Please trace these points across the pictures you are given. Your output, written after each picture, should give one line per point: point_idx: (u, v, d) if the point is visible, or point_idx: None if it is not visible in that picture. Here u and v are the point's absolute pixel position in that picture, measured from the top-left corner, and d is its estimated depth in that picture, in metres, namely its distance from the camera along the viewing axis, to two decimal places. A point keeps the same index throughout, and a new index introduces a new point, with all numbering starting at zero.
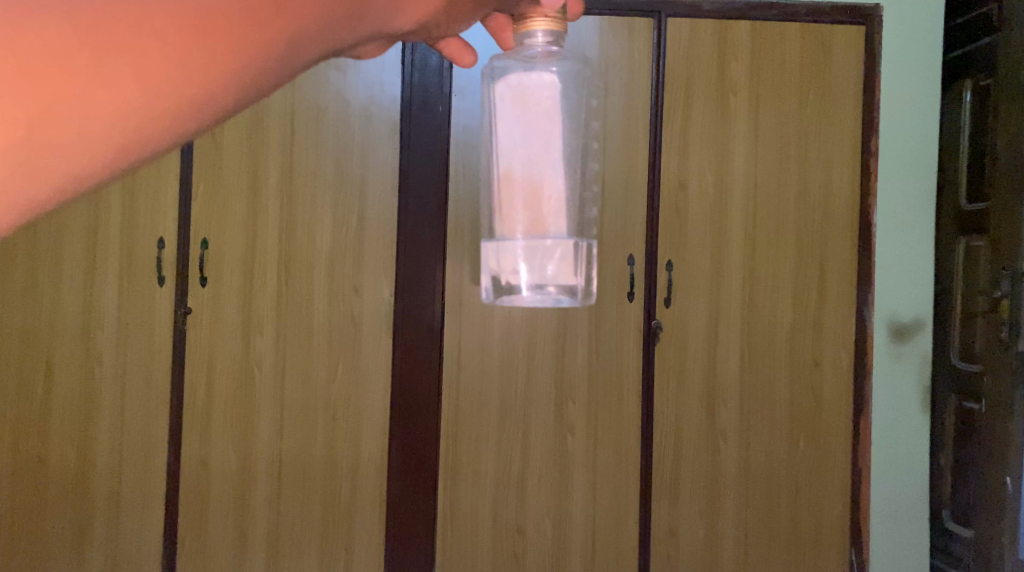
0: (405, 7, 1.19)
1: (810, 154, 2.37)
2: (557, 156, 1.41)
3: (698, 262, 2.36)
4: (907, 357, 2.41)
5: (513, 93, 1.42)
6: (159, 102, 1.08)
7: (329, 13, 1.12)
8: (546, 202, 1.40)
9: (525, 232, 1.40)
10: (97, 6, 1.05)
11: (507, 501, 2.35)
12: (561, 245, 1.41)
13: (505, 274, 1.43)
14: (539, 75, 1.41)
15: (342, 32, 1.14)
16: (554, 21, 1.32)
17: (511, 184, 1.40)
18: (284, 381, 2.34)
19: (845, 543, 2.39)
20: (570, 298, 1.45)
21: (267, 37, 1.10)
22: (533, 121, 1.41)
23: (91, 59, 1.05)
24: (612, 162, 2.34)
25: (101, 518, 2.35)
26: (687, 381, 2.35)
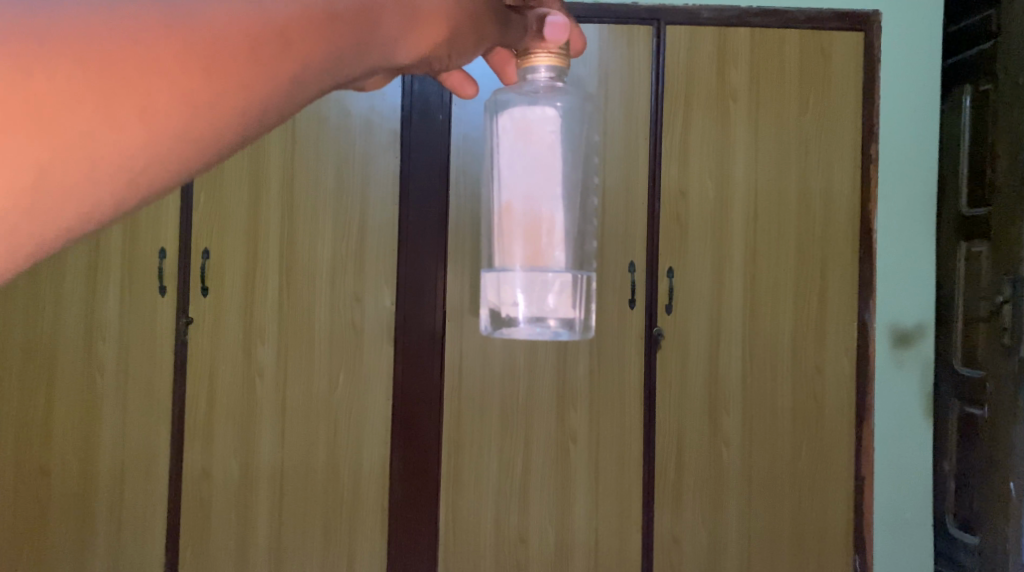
0: (407, 41, 1.17)
1: (810, 160, 2.37)
2: (558, 190, 1.38)
3: (699, 269, 2.36)
4: (909, 364, 2.42)
5: (516, 125, 1.39)
6: (165, 140, 1.06)
7: (334, 47, 1.11)
8: (546, 237, 1.37)
9: (526, 264, 1.37)
10: (101, 47, 1.03)
11: (509, 509, 2.34)
12: (561, 276, 1.37)
13: (503, 306, 1.38)
14: (542, 110, 1.38)
15: (347, 65, 1.13)
16: (557, 57, 1.34)
17: (512, 218, 1.37)
18: (286, 390, 2.34)
19: (848, 549, 2.39)
20: (569, 332, 1.37)
21: (272, 72, 1.09)
22: (536, 155, 1.38)
23: (97, 100, 1.04)
24: (612, 170, 2.34)
25: (103, 527, 2.34)
26: (688, 388, 2.35)
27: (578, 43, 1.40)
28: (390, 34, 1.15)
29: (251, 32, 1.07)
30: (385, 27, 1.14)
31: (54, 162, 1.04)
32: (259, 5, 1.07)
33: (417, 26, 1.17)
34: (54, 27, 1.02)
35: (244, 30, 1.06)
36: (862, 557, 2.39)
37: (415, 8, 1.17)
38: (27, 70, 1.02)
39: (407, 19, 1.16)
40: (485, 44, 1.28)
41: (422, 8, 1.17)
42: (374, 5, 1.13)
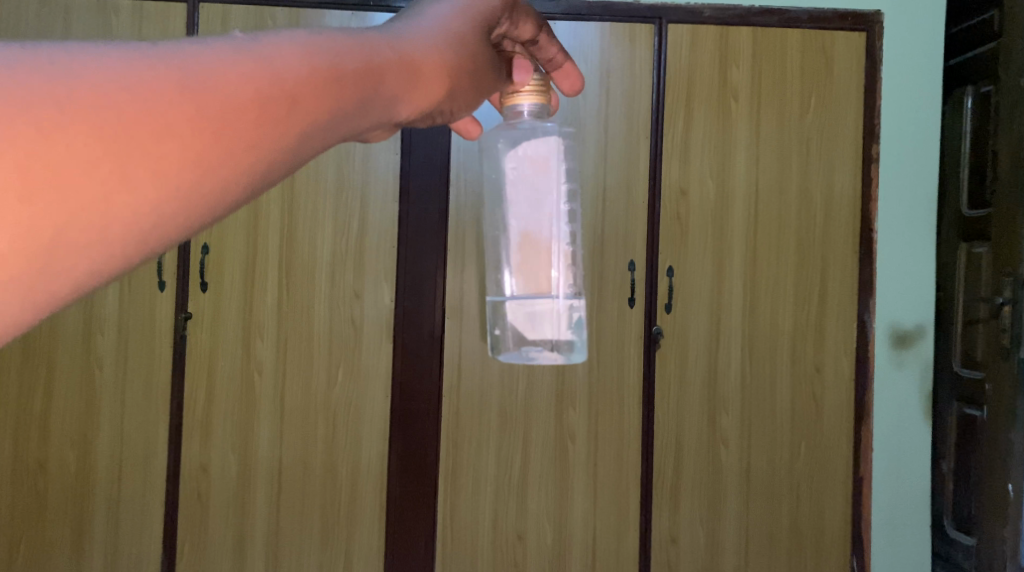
0: (413, 95, 1.12)
1: (811, 160, 2.37)
2: (558, 220, 1.36)
3: (699, 268, 2.35)
4: (908, 364, 2.40)
5: (521, 161, 1.36)
6: (174, 198, 1.00)
7: (341, 106, 1.06)
8: (536, 261, 1.33)
9: (523, 289, 1.33)
10: (110, 106, 0.97)
11: (507, 508, 2.34)
12: (555, 304, 1.32)
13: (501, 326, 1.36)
14: (541, 142, 1.36)
15: (352, 119, 1.08)
16: (535, 94, 1.29)
17: (519, 249, 1.34)
18: (284, 387, 2.34)
19: (846, 551, 2.38)
20: (564, 357, 1.32)
21: (281, 129, 1.03)
22: (539, 188, 1.36)
23: (105, 160, 0.97)
24: (614, 168, 2.34)
25: (101, 523, 2.34)
26: (687, 387, 2.35)
27: (570, 83, 1.40)
28: (396, 89, 1.11)
29: (262, 91, 1.02)
30: (391, 84, 1.10)
31: (59, 226, 0.97)
32: (269, 63, 1.03)
33: (421, 81, 1.12)
34: (64, 86, 0.96)
35: (254, 89, 1.02)
36: (859, 557, 2.39)
37: (420, 61, 1.12)
38: (41, 130, 0.96)
39: (412, 75, 1.12)
40: (485, 91, 1.24)
41: (426, 66, 1.13)
42: (380, 61, 1.09)
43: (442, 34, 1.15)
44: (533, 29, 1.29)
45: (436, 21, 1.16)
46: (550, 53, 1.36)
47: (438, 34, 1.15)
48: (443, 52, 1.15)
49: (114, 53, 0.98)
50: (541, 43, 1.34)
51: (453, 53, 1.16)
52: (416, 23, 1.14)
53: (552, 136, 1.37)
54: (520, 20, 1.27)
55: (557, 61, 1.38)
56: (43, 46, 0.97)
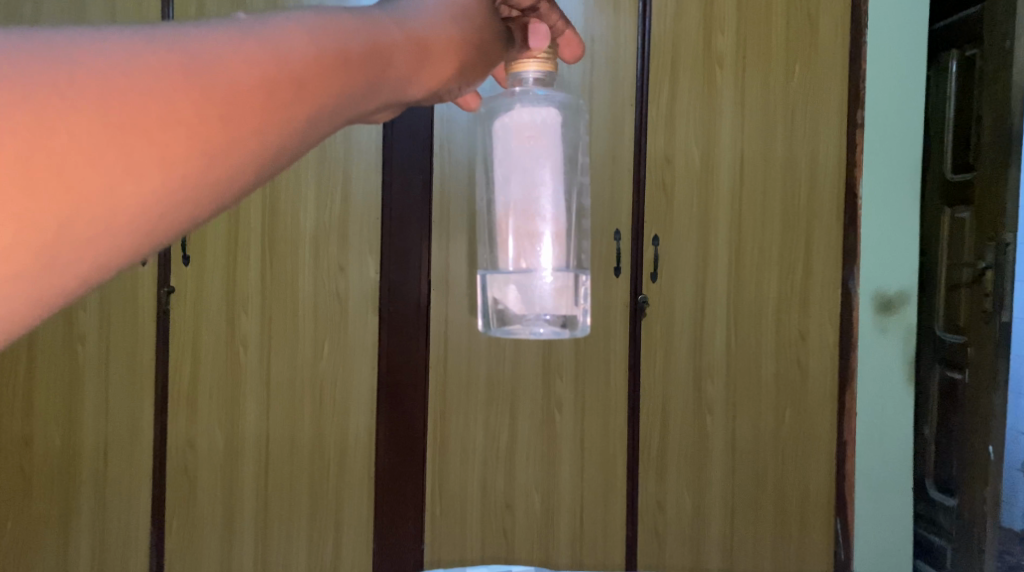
0: (419, 75, 1.10)
1: (795, 126, 2.36)
2: (548, 193, 1.31)
3: (684, 237, 2.35)
4: (892, 331, 2.41)
5: (511, 132, 1.32)
6: (182, 187, 0.99)
7: (347, 89, 1.05)
8: (526, 238, 1.31)
9: (519, 262, 1.31)
10: (114, 94, 0.96)
11: (495, 477, 2.36)
12: (558, 277, 1.32)
13: (503, 300, 1.33)
14: (533, 113, 1.31)
15: (358, 103, 1.07)
16: (544, 64, 1.27)
17: (508, 221, 1.31)
18: (269, 361, 2.33)
19: (830, 514, 2.41)
20: (563, 331, 1.33)
21: (289, 115, 1.02)
22: (527, 160, 1.31)
23: (110, 149, 0.96)
24: (598, 137, 2.33)
25: (88, 499, 2.34)
26: (673, 356, 2.36)
27: (572, 50, 1.38)
28: (403, 70, 1.09)
29: (267, 76, 1.01)
30: (397, 64, 1.08)
31: (64, 218, 0.96)
32: (274, 47, 1.01)
33: (427, 60, 1.10)
34: (69, 77, 0.96)
35: (261, 74, 1.00)
36: (843, 519, 2.41)
37: (425, 41, 1.10)
38: (47, 122, 0.95)
39: (417, 55, 1.09)
40: (490, 66, 1.20)
41: (432, 45, 1.11)
42: (385, 42, 1.07)
43: (447, 13, 1.13)
44: None
45: None
46: (551, 21, 1.32)
47: (441, 11, 1.12)
48: (449, 30, 1.12)
49: (118, 41, 0.98)
50: (542, 12, 1.30)
51: (458, 30, 1.13)
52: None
53: (550, 109, 1.32)
54: None
55: (558, 28, 1.34)
56: (42, 33, 0.96)
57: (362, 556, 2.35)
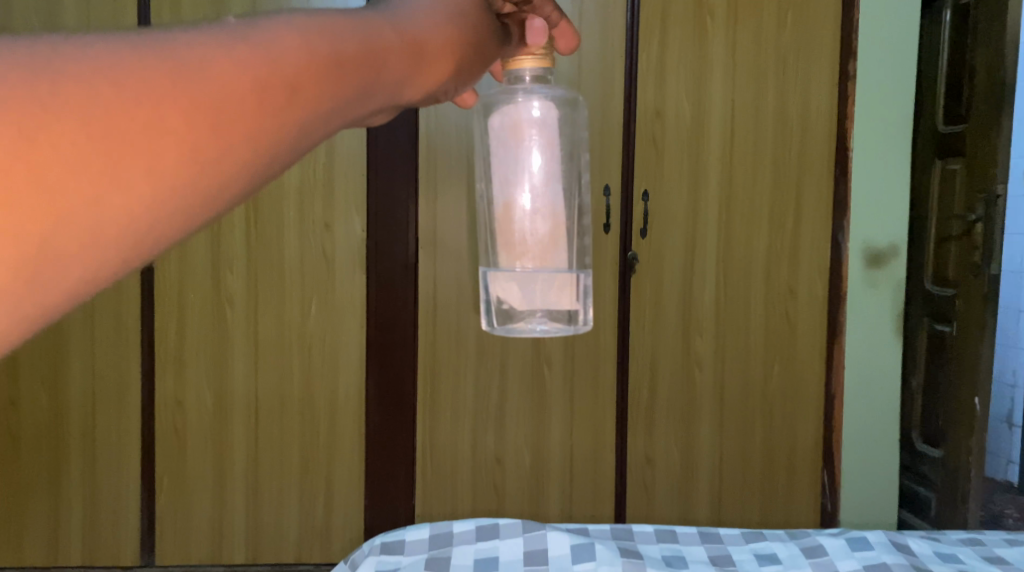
0: (421, 76, 0.76)
1: (787, 78, 2.33)
2: (555, 197, 1.02)
3: (674, 192, 2.33)
4: (882, 284, 2.41)
5: (509, 127, 1.01)
6: (92, 249, 0.62)
7: (334, 105, 0.69)
8: (534, 243, 1.01)
9: (513, 264, 1.02)
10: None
11: (485, 433, 2.36)
12: (563, 274, 1.03)
13: (506, 299, 1.04)
14: (533, 105, 1.01)
15: (345, 120, 0.72)
16: (543, 60, 0.98)
17: (508, 229, 1.01)
18: (257, 320, 2.31)
19: (817, 465, 2.44)
20: (570, 328, 1.07)
21: (261, 142, 0.67)
22: (530, 160, 1.01)
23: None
24: (587, 90, 2.29)
25: (77, 461, 2.32)
26: (663, 312, 2.35)
27: (567, 43, 1.05)
28: (403, 76, 0.74)
29: (220, 90, 0.64)
30: (395, 66, 0.73)
31: None
32: (245, 44, 0.66)
33: (427, 59, 0.76)
34: None
35: (224, 83, 0.64)
36: (830, 471, 2.44)
37: (426, 38, 0.76)
38: None
39: (416, 54, 0.75)
40: (484, 69, 0.87)
41: (432, 42, 0.76)
42: (378, 39, 0.72)
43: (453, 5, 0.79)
44: None
45: None
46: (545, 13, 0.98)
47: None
48: (451, 21, 0.78)
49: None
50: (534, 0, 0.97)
51: (464, 20, 0.79)
52: None
53: (547, 97, 1.02)
54: None
55: (553, 21, 1.01)
56: None
57: (354, 512, 2.36)
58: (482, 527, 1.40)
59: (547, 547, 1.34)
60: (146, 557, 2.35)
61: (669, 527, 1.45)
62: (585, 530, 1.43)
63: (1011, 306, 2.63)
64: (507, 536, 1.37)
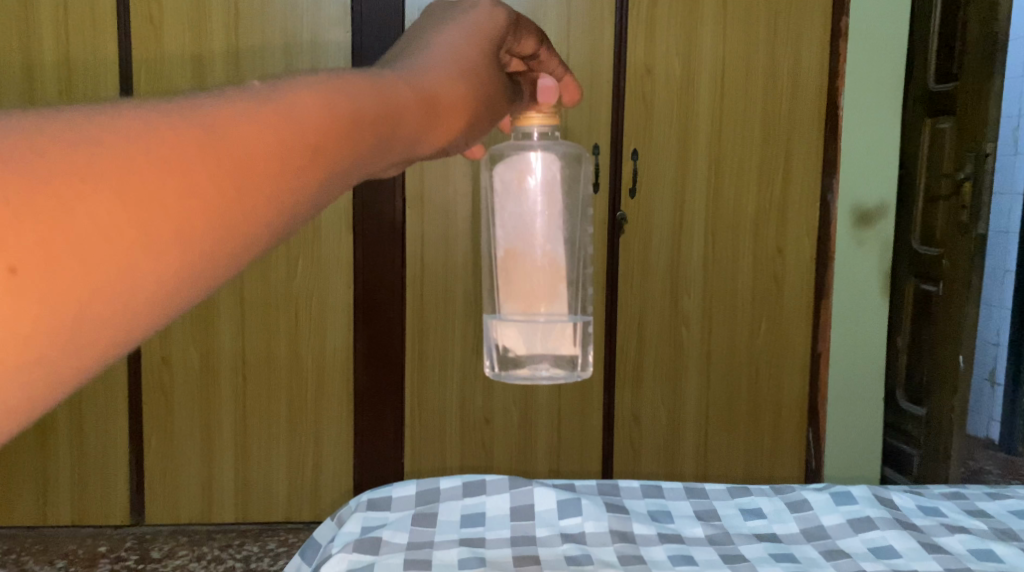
0: (432, 131, 0.79)
1: (778, 35, 2.30)
2: (555, 246, 1.08)
3: (663, 151, 2.31)
4: (869, 243, 2.43)
5: (514, 179, 1.08)
6: (131, 305, 0.60)
7: (363, 155, 0.71)
8: (535, 286, 1.07)
9: (515, 309, 1.08)
10: (44, 169, 0.57)
11: (474, 392, 2.37)
12: (562, 323, 1.09)
13: (511, 346, 1.10)
14: (536, 160, 1.08)
15: (363, 172, 0.73)
16: (551, 117, 1.02)
17: (511, 272, 1.07)
18: (242, 279, 2.29)
19: (803, 423, 2.46)
20: (572, 374, 1.13)
21: (302, 190, 0.67)
22: (532, 208, 1.08)
23: (30, 253, 0.56)
24: (577, 47, 2.25)
25: (62, 422, 2.30)
26: (651, 271, 2.35)
27: (571, 96, 1.07)
28: (419, 129, 0.77)
29: (273, 144, 0.65)
30: (412, 124, 0.76)
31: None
32: (285, 100, 0.67)
33: (439, 114, 0.79)
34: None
35: (272, 134, 0.65)
36: (815, 429, 2.46)
37: (439, 92, 0.79)
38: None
39: (430, 112, 0.78)
40: (488, 124, 0.91)
41: (441, 100, 0.79)
42: (399, 100, 0.74)
43: (459, 62, 0.83)
44: (535, 44, 0.96)
45: (447, 50, 0.83)
46: (550, 68, 1.02)
47: (449, 63, 0.82)
48: (457, 80, 0.82)
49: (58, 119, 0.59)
50: (539, 58, 1.01)
51: (468, 80, 0.83)
52: (421, 57, 0.81)
53: (551, 154, 1.09)
54: (524, 35, 0.94)
55: (556, 75, 1.04)
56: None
57: (343, 471, 2.37)
58: (469, 483, 1.35)
59: (534, 502, 1.30)
60: (136, 516, 2.36)
61: (653, 481, 1.40)
62: (571, 484, 1.39)
63: (997, 263, 2.65)
64: (494, 491, 1.33)
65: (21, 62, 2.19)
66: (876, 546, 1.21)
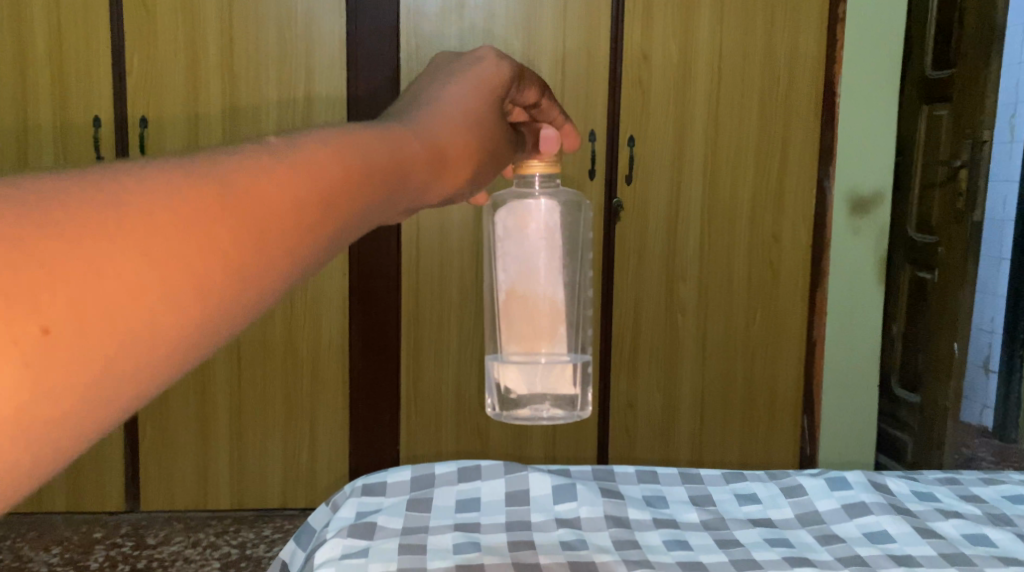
0: (439, 180, 0.78)
1: (775, 21, 2.29)
2: (557, 292, 1.06)
3: (659, 137, 2.31)
4: (865, 231, 2.43)
5: (517, 226, 1.07)
6: (154, 363, 0.56)
7: (373, 208, 0.70)
8: (536, 330, 1.05)
9: (515, 350, 1.06)
10: (82, 225, 0.54)
11: (469, 378, 2.36)
12: (562, 365, 1.06)
13: (510, 386, 1.08)
14: (539, 208, 1.07)
15: (373, 223, 0.72)
16: (552, 166, 0.99)
17: (512, 315, 1.06)
18: None
19: (798, 410, 2.46)
20: (573, 414, 1.10)
21: (319, 243, 0.65)
22: (534, 256, 1.07)
23: (55, 310, 0.53)
24: (572, 33, 2.24)
25: None
26: (648, 258, 2.35)
27: (571, 142, 1.05)
28: (426, 181, 0.76)
29: (294, 197, 0.63)
30: (420, 176, 0.75)
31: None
32: (300, 153, 0.65)
33: (446, 164, 0.78)
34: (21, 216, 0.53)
35: (292, 188, 0.63)
36: (810, 416, 2.47)
37: (447, 143, 0.79)
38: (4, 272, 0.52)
39: (437, 163, 0.77)
40: (494, 172, 0.90)
41: (447, 151, 0.79)
42: (407, 151, 0.74)
43: (465, 112, 0.83)
44: (536, 94, 0.96)
45: (454, 101, 0.83)
46: (549, 117, 1.01)
47: (456, 114, 0.82)
48: (463, 130, 0.82)
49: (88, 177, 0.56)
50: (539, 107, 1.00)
51: (474, 130, 0.83)
52: (426, 108, 0.81)
53: (553, 202, 1.08)
54: (526, 87, 0.94)
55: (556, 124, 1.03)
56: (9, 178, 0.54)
57: (339, 457, 2.37)
58: (464, 469, 1.35)
59: (529, 487, 1.30)
60: (131, 503, 2.36)
61: (649, 467, 1.40)
62: (566, 470, 1.39)
63: (993, 250, 2.65)
64: (489, 476, 1.33)
65: (14, 49, 2.18)
66: (870, 531, 1.21)
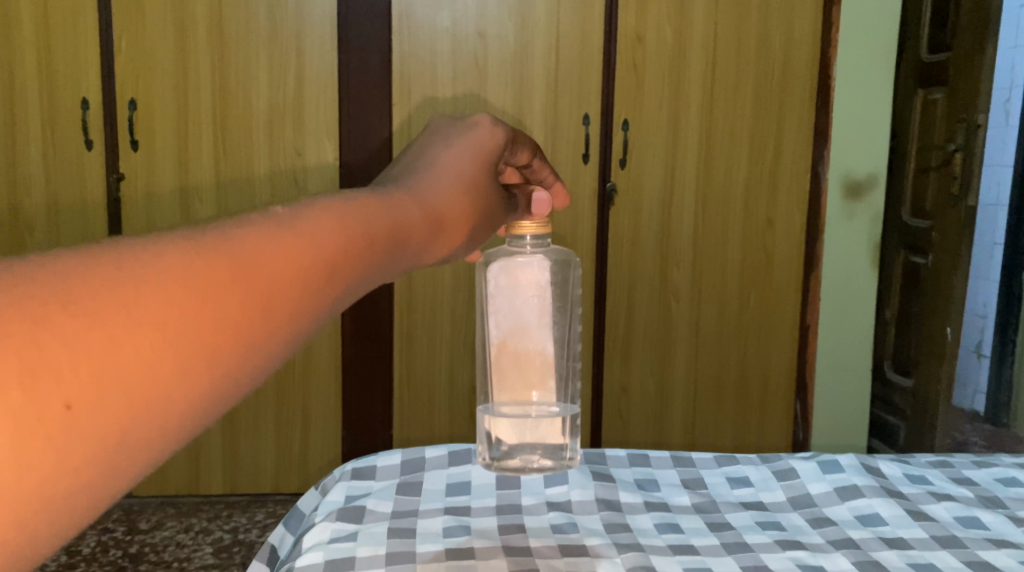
0: (438, 241, 0.76)
1: (771, 4, 2.27)
2: (548, 348, 1.03)
3: (654, 121, 2.29)
4: (860, 214, 2.42)
5: (507, 282, 1.05)
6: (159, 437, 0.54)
7: (373, 275, 0.67)
8: (529, 379, 1.02)
9: (506, 398, 1.03)
10: (96, 294, 0.52)
11: (463, 363, 2.36)
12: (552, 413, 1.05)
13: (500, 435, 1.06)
14: (529, 265, 1.05)
15: (372, 289, 0.69)
16: (543, 228, 0.97)
17: (502, 366, 1.02)
18: None
19: (790, 395, 2.46)
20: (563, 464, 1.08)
21: (324, 309, 0.62)
22: (525, 312, 1.04)
23: (75, 384, 0.50)
24: (567, 15, 2.22)
25: None
26: (641, 243, 2.34)
27: (560, 201, 1.04)
28: (426, 245, 0.74)
29: (301, 265, 0.61)
30: (419, 240, 0.73)
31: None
32: (309, 222, 0.63)
33: (444, 226, 0.76)
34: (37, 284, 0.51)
35: (302, 256, 0.61)
36: (802, 401, 2.47)
37: (445, 207, 0.77)
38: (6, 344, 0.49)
39: (436, 226, 0.75)
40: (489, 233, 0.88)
41: (446, 215, 0.77)
42: (407, 218, 0.72)
43: (463, 175, 0.81)
44: (529, 155, 0.95)
45: (453, 162, 0.81)
46: (540, 176, 1.00)
47: (455, 177, 0.80)
48: (461, 191, 0.80)
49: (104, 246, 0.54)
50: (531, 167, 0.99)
51: (474, 188, 0.81)
52: (425, 171, 0.79)
53: (544, 260, 1.06)
54: (520, 150, 0.93)
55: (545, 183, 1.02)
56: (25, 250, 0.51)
57: (331, 442, 2.37)
58: (455, 452, 1.35)
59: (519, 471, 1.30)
60: None
61: (641, 451, 1.40)
62: None
63: (987, 234, 2.65)
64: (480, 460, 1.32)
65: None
66: (861, 513, 1.21)
